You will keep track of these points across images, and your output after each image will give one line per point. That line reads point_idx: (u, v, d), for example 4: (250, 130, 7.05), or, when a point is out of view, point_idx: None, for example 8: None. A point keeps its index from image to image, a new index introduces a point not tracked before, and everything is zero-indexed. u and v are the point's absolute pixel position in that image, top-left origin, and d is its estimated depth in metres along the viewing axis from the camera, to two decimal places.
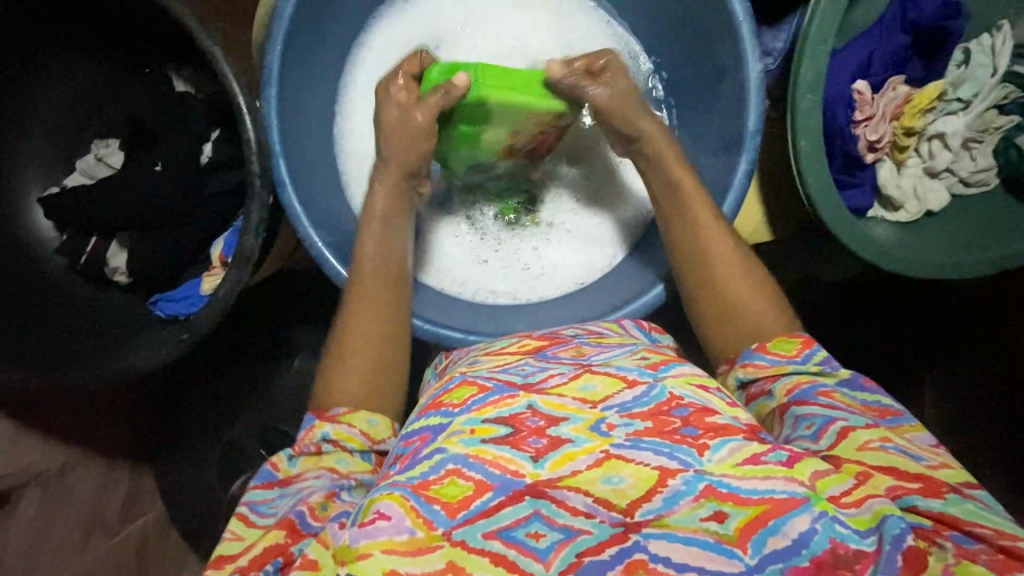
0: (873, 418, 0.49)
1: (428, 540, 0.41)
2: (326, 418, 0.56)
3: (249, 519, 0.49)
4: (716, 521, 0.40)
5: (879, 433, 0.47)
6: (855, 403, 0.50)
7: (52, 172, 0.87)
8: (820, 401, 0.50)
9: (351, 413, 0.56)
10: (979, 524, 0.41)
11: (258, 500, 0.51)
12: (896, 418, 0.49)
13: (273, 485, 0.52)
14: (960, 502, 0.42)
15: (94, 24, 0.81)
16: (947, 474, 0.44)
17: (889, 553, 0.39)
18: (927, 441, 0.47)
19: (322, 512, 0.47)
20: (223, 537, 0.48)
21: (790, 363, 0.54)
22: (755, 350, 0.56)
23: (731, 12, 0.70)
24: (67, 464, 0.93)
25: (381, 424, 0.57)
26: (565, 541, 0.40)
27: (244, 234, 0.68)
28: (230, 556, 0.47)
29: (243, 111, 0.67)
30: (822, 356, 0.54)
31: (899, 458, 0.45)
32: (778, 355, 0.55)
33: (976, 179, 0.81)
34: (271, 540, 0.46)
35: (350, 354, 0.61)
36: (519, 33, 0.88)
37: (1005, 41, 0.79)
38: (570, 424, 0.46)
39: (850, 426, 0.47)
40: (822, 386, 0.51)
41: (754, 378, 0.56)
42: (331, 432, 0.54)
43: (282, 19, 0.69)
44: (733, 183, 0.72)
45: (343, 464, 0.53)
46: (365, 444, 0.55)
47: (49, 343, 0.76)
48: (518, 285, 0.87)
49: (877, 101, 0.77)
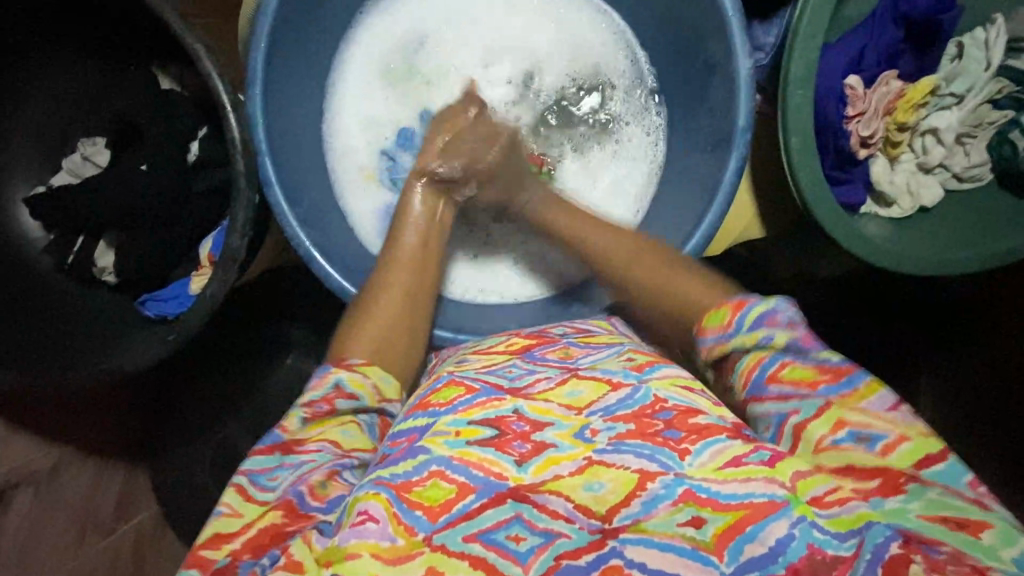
0: (822, 392, 0.46)
1: (409, 547, 0.40)
2: (341, 366, 0.55)
3: (248, 492, 0.46)
4: (693, 527, 0.40)
5: (831, 421, 0.45)
6: (805, 373, 0.47)
7: (40, 173, 0.86)
8: (771, 391, 0.48)
9: (366, 364, 0.55)
10: (940, 517, 0.39)
11: (259, 468, 0.48)
12: (850, 379, 0.46)
13: (276, 450, 0.49)
14: (920, 493, 0.40)
15: (80, 23, 0.81)
16: (903, 453, 0.43)
17: (869, 562, 0.38)
18: (881, 406, 0.44)
19: (322, 491, 0.46)
20: (220, 510, 0.46)
21: (728, 339, 0.51)
22: (699, 335, 0.54)
23: (721, 8, 0.69)
24: (58, 464, 0.92)
25: (392, 386, 0.56)
26: (544, 545, 0.40)
27: (230, 234, 0.68)
28: (226, 533, 0.44)
29: (226, 106, 0.66)
30: (756, 315, 0.50)
31: (854, 451, 0.43)
32: (714, 332, 0.53)
33: (971, 174, 0.80)
34: (268, 521, 0.44)
35: (379, 326, 0.60)
36: (509, 30, 0.87)
37: (999, 35, 0.78)
38: (555, 430, 0.45)
39: (801, 423, 0.46)
40: (771, 365, 0.49)
41: (711, 360, 0.54)
42: (343, 380, 0.53)
43: (267, 17, 0.68)
44: (723, 180, 0.71)
45: (347, 437, 0.50)
46: (374, 399, 0.54)
47: (35, 347, 0.75)
48: (505, 281, 0.87)
49: (869, 96, 0.76)
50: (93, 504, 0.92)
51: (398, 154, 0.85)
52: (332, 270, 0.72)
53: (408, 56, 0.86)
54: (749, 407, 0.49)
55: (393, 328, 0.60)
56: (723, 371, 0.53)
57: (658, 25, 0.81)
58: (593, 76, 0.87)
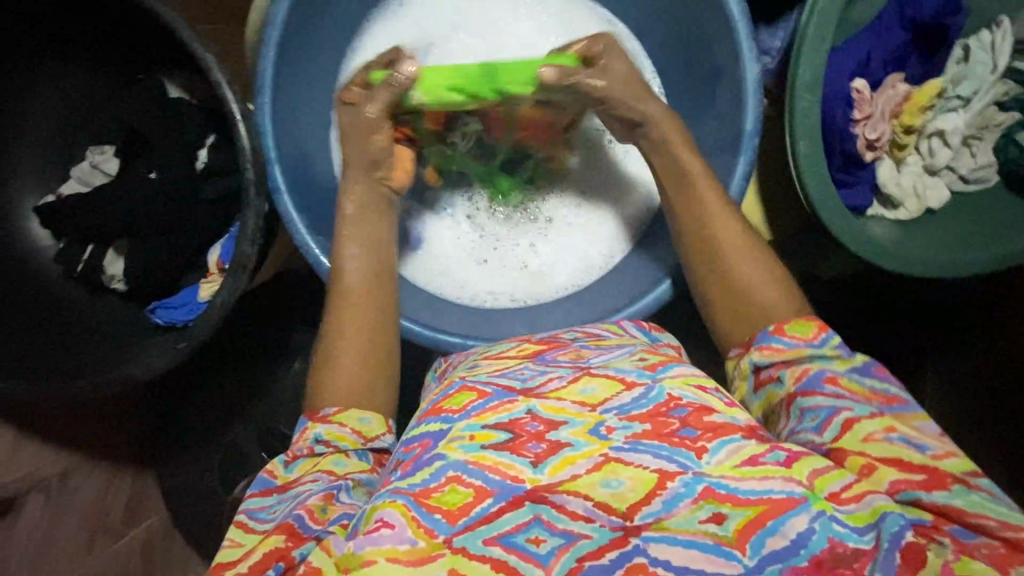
0: (877, 405, 0.46)
1: (428, 549, 0.40)
2: (319, 418, 0.55)
3: (247, 525, 0.48)
4: (715, 523, 0.40)
5: (883, 424, 0.45)
6: (864, 389, 0.48)
7: (47, 179, 0.87)
8: (827, 389, 0.47)
9: (342, 411, 0.56)
10: (982, 515, 0.40)
11: (257, 506, 0.50)
12: (903, 406, 0.47)
13: (271, 491, 0.51)
14: (965, 493, 0.41)
15: (88, 31, 0.81)
16: (954, 463, 0.43)
17: (887, 550, 0.39)
18: (932, 430, 0.45)
19: (321, 515, 0.46)
20: (223, 544, 0.48)
21: (807, 347, 0.50)
22: (771, 333, 0.52)
23: (728, 12, 0.70)
24: (67, 469, 0.91)
25: (375, 422, 0.56)
26: (565, 546, 0.40)
27: (240, 242, 0.68)
28: (228, 561, 0.46)
29: (236, 116, 0.66)
30: (839, 338, 0.50)
31: (903, 449, 0.43)
32: (795, 336, 0.51)
33: (977, 176, 0.81)
34: (270, 546, 0.45)
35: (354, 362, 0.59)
36: (514, 35, 0.87)
37: (1005, 37, 0.78)
38: (569, 428, 0.45)
39: (854, 418, 0.45)
40: (831, 371, 0.48)
41: (766, 362, 0.52)
42: (323, 433, 0.54)
43: (275, 25, 0.69)
44: (731, 184, 0.72)
45: (340, 467, 0.52)
46: (358, 443, 0.54)
47: (47, 356, 0.76)
48: (518, 286, 0.86)
49: (876, 99, 0.77)
50: (102, 509, 0.92)
51: None
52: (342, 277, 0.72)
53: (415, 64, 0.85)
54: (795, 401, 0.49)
55: (369, 346, 0.61)
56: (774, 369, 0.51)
57: (664, 29, 0.82)
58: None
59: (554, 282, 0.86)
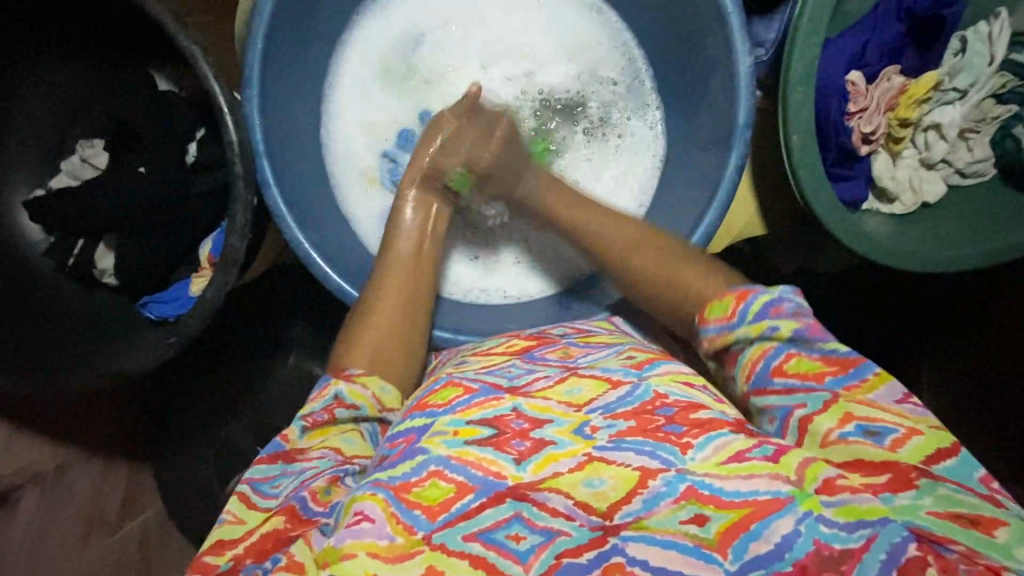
0: (829, 385, 0.46)
1: (408, 546, 0.40)
2: (341, 376, 0.55)
3: (250, 499, 0.47)
4: (696, 525, 0.39)
5: (838, 414, 0.44)
6: (812, 364, 0.47)
7: (39, 175, 0.86)
8: (775, 384, 0.47)
9: (364, 375, 0.55)
10: (951, 514, 0.39)
11: (261, 476, 0.49)
12: (857, 370, 0.46)
13: (279, 458, 0.50)
14: (932, 489, 0.40)
15: (77, 25, 0.81)
16: (915, 448, 0.42)
17: (882, 562, 0.37)
18: (890, 399, 0.44)
19: (325, 497, 0.46)
20: (224, 517, 0.47)
21: (731, 330, 0.51)
22: (701, 325, 0.54)
23: (720, 4, 0.69)
24: (64, 463, 0.92)
25: (392, 394, 0.56)
26: (545, 543, 0.40)
27: (229, 236, 0.67)
28: (228, 539, 0.45)
29: (224, 109, 0.66)
30: (761, 305, 0.50)
31: (862, 445, 0.42)
32: (717, 322, 0.53)
33: (974, 170, 0.80)
34: (272, 526, 0.44)
35: (375, 332, 0.60)
36: (506, 29, 0.86)
37: (1002, 29, 0.77)
38: (554, 427, 0.45)
39: (807, 416, 0.45)
40: (776, 356, 0.48)
41: (716, 351, 0.53)
42: (342, 392, 0.53)
43: (262, 17, 0.68)
44: (724, 179, 0.71)
45: (349, 445, 0.51)
46: (375, 408, 0.54)
47: (37, 352, 0.75)
48: (514, 280, 0.87)
49: (872, 92, 0.76)
50: (97, 504, 0.93)
51: (398, 154, 0.85)
52: (330, 270, 0.72)
53: (407, 57, 0.85)
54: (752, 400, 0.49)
55: (390, 326, 0.61)
56: (726, 363, 0.52)
57: (657, 23, 0.81)
58: (570, 93, 0.86)
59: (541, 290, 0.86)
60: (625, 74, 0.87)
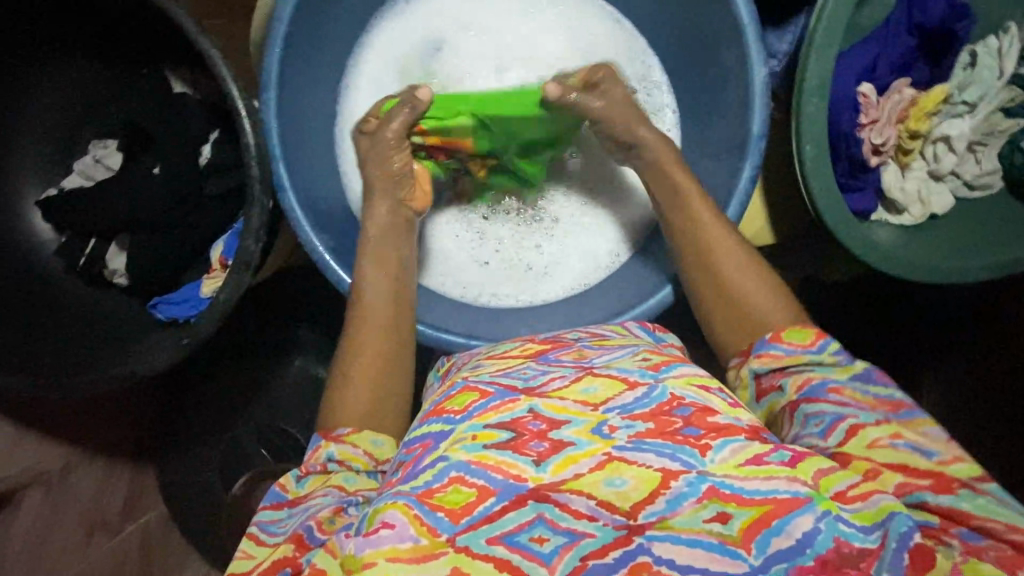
0: (883, 413, 0.47)
1: (432, 547, 0.40)
2: (331, 437, 0.55)
3: (259, 537, 0.48)
4: (720, 522, 0.40)
5: (888, 430, 0.45)
6: (868, 398, 0.48)
7: (50, 173, 0.86)
8: (831, 397, 0.48)
9: (355, 433, 0.55)
10: (988, 518, 0.41)
11: (269, 519, 0.50)
12: (909, 411, 0.47)
13: (283, 504, 0.51)
14: (972, 496, 0.41)
15: (92, 25, 0.81)
16: (961, 469, 0.43)
17: (895, 551, 0.39)
18: (942, 436, 0.45)
19: (330, 526, 0.46)
20: (235, 556, 0.48)
21: (806, 353, 0.51)
22: (769, 341, 0.54)
23: (736, 15, 0.69)
24: (68, 464, 0.91)
25: (386, 446, 0.56)
26: (569, 544, 0.40)
27: (244, 238, 0.68)
28: (238, 574, 0.46)
29: (241, 113, 0.66)
30: (839, 346, 0.51)
31: (909, 454, 0.44)
32: (791, 344, 0.52)
33: (982, 182, 0.81)
34: (281, 553, 0.45)
35: (359, 383, 0.59)
36: (522, 35, 0.87)
37: (1012, 43, 0.78)
38: (572, 428, 0.45)
39: (859, 423, 0.46)
40: (834, 381, 0.49)
41: (766, 371, 0.53)
42: (334, 453, 0.53)
43: (281, 21, 0.68)
44: (738, 189, 0.71)
45: (349, 483, 0.51)
46: (370, 465, 0.54)
47: (47, 353, 0.75)
48: (520, 285, 0.87)
49: (883, 104, 0.77)
50: (99, 506, 0.92)
51: None
52: (345, 274, 0.72)
53: (424, 61, 0.86)
54: (798, 409, 0.49)
55: (378, 373, 0.60)
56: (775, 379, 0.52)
57: (671, 32, 0.82)
58: None
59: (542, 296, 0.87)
60: (644, 78, 0.87)
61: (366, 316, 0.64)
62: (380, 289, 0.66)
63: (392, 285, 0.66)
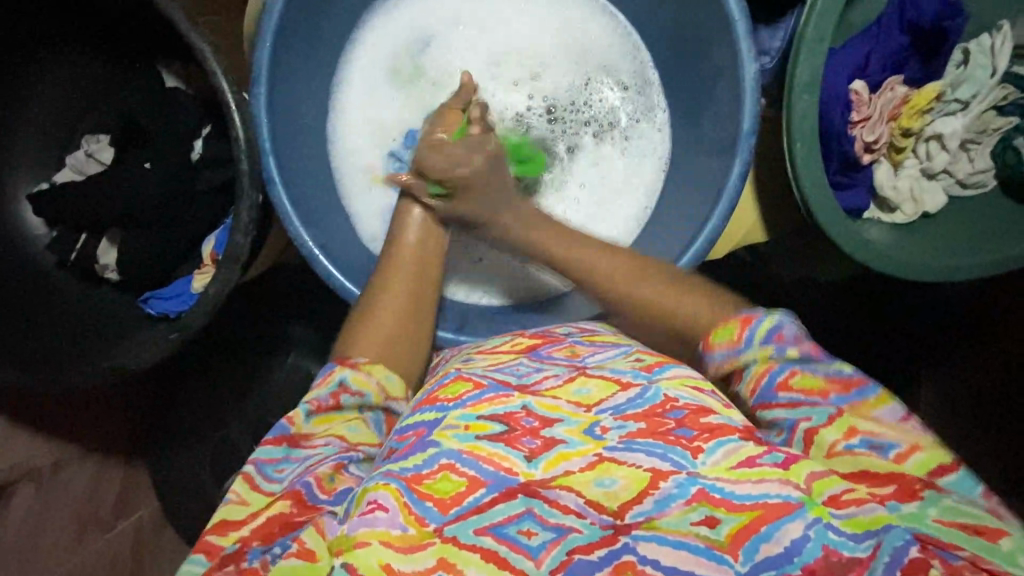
0: (833, 401, 0.45)
1: (419, 537, 0.40)
2: (347, 364, 0.54)
3: (255, 481, 0.47)
4: (707, 526, 0.39)
5: (843, 428, 0.44)
6: (818, 381, 0.46)
7: (42, 168, 0.86)
8: (781, 398, 0.46)
9: (371, 363, 0.55)
10: (958, 523, 0.39)
11: (267, 459, 0.48)
12: (860, 389, 0.46)
13: (283, 442, 0.49)
14: (938, 500, 0.40)
15: (85, 20, 0.81)
16: (914, 464, 0.42)
17: (887, 565, 0.37)
18: (892, 417, 0.44)
19: (330, 484, 0.46)
20: (228, 498, 0.46)
21: (737, 354, 0.50)
22: (705, 351, 0.52)
23: (727, 12, 0.69)
24: (58, 460, 0.91)
25: (397, 384, 0.55)
26: (556, 540, 0.40)
27: (233, 233, 0.67)
28: (233, 520, 0.45)
29: (230, 106, 0.66)
30: (766, 329, 0.49)
31: (867, 457, 0.43)
32: (722, 348, 0.51)
33: (975, 181, 0.81)
34: (277, 510, 0.44)
35: (379, 321, 0.60)
36: (514, 32, 0.87)
37: (1004, 42, 0.78)
38: (564, 427, 0.45)
39: (813, 428, 0.45)
40: (782, 373, 0.47)
41: (716, 373, 0.52)
42: (348, 378, 0.53)
43: (271, 15, 0.68)
44: (727, 185, 0.71)
45: (354, 433, 0.50)
46: (380, 398, 0.54)
47: (38, 346, 0.75)
48: (512, 280, 0.88)
49: (874, 101, 0.76)
50: (91, 504, 0.92)
51: (404, 154, 0.84)
52: (334, 270, 0.72)
53: (416, 57, 0.86)
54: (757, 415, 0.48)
55: (399, 316, 0.61)
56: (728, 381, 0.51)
57: (663, 28, 0.82)
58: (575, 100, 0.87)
59: (549, 290, 0.87)
60: (635, 76, 0.87)
61: (395, 266, 0.66)
62: (417, 245, 0.68)
63: (429, 245, 0.69)
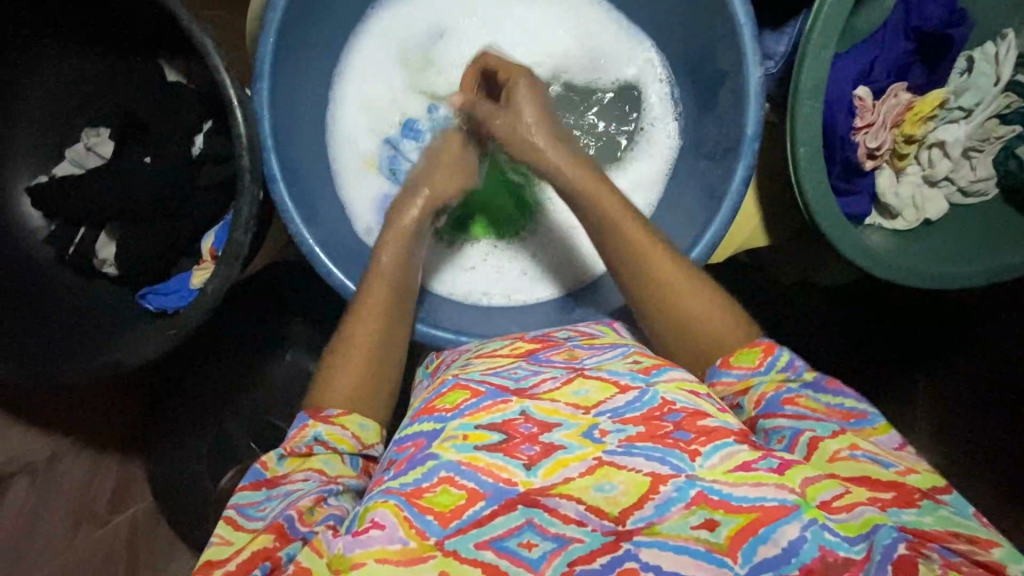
0: (839, 421, 0.47)
1: (420, 550, 0.40)
2: (321, 416, 0.54)
3: (237, 522, 0.47)
4: (706, 529, 0.39)
5: (846, 441, 0.45)
6: (822, 407, 0.49)
7: (40, 160, 0.86)
8: (787, 410, 0.48)
9: (344, 414, 0.55)
10: (951, 532, 0.39)
11: (246, 502, 0.48)
12: (863, 420, 0.47)
13: (261, 485, 0.50)
14: (933, 509, 0.41)
15: (86, 11, 0.80)
16: (918, 479, 0.43)
17: (880, 562, 0.38)
18: (892, 444, 0.46)
19: (310, 518, 0.45)
20: (211, 540, 0.46)
21: (755, 376, 0.52)
22: (720, 368, 0.54)
23: (733, 16, 0.69)
24: (54, 454, 0.90)
25: (371, 431, 0.56)
26: (557, 550, 0.40)
27: (234, 230, 0.67)
28: (216, 560, 0.44)
29: (234, 103, 0.66)
30: (785, 361, 0.52)
31: (870, 465, 0.43)
32: (742, 369, 0.53)
33: (976, 188, 0.81)
34: (260, 545, 0.43)
35: (357, 360, 0.59)
36: (519, 29, 0.87)
37: (1008, 50, 0.78)
38: (563, 431, 0.45)
39: (818, 437, 0.46)
40: (789, 391, 0.50)
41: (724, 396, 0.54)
42: (323, 434, 0.53)
43: (275, 12, 0.68)
44: (731, 189, 0.71)
45: (330, 468, 0.51)
46: (355, 449, 0.54)
47: (34, 342, 0.75)
48: (513, 287, 0.86)
49: (879, 107, 0.76)
50: (88, 498, 0.91)
51: (401, 144, 0.85)
52: (335, 268, 0.72)
53: (421, 53, 0.86)
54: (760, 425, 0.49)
55: (376, 354, 0.60)
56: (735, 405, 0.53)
57: (667, 30, 0.82)
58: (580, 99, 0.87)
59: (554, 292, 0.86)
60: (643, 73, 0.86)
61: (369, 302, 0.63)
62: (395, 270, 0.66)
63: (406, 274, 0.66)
